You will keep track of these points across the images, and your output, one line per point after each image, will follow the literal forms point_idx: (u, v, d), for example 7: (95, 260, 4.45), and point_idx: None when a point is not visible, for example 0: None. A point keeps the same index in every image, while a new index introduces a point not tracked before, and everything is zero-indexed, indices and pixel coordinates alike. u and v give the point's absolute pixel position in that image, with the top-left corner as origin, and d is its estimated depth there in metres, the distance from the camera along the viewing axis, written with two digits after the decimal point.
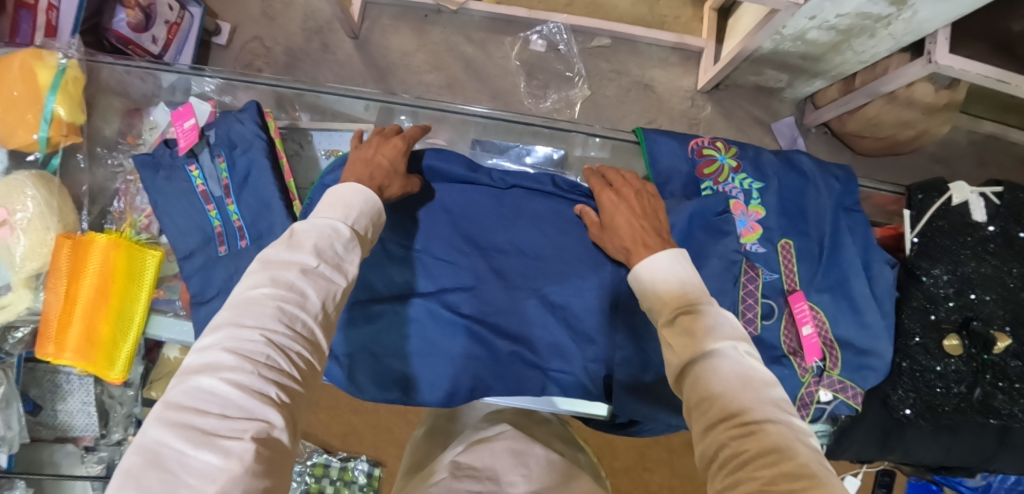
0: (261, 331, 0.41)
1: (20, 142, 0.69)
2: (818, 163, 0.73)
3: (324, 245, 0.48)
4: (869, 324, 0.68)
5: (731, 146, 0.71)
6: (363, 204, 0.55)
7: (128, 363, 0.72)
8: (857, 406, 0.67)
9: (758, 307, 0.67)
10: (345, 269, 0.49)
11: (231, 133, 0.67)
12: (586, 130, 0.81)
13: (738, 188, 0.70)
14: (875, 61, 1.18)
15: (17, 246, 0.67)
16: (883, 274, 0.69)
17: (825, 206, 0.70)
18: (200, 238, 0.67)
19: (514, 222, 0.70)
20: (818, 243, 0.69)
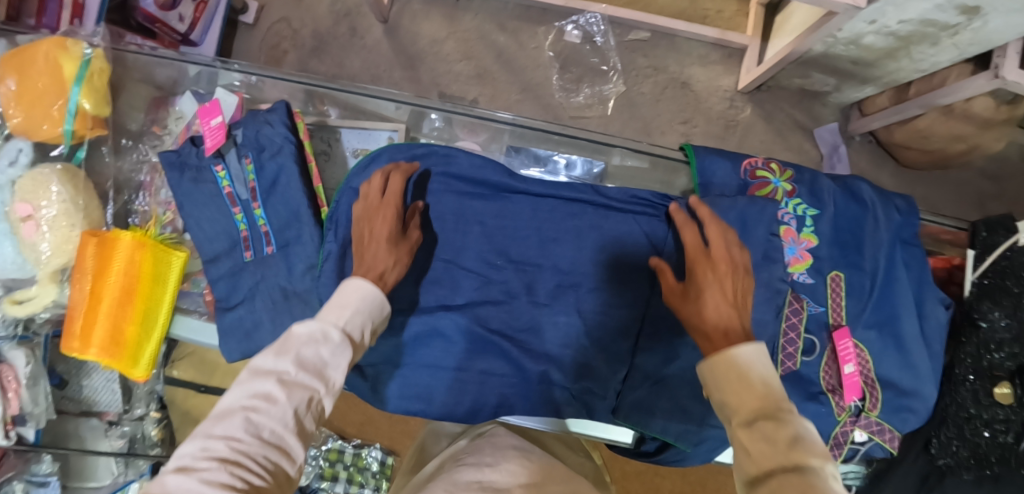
0: (225, 444, 0.38)
1: (45, 136, 0.67)
2: (879, 192, 0.67)
3: (308, 350, 0.44)
4: (915, 366, 0.63)
5: (787, 169, 0.66)
6: (359, 302, 0.50)
7: (153, 361, 0.72)
8: (893, 450, 0.65)
9: (800, 343, 0.62)
10: (331, 376, 0.45)
11: (259, 135, 0.64)
12: (629, 144, 0.78)
13: (792, 214, 0.64)
14: (933, 70, 1.11)
15: (42, 244, 0.65)
16: (935, 314, 0.65)
17: (883, 239, 0.64)
18: (226, 243, 0.65)
19: (551, 238, 0.64)
20: (870, 278, 0.64)
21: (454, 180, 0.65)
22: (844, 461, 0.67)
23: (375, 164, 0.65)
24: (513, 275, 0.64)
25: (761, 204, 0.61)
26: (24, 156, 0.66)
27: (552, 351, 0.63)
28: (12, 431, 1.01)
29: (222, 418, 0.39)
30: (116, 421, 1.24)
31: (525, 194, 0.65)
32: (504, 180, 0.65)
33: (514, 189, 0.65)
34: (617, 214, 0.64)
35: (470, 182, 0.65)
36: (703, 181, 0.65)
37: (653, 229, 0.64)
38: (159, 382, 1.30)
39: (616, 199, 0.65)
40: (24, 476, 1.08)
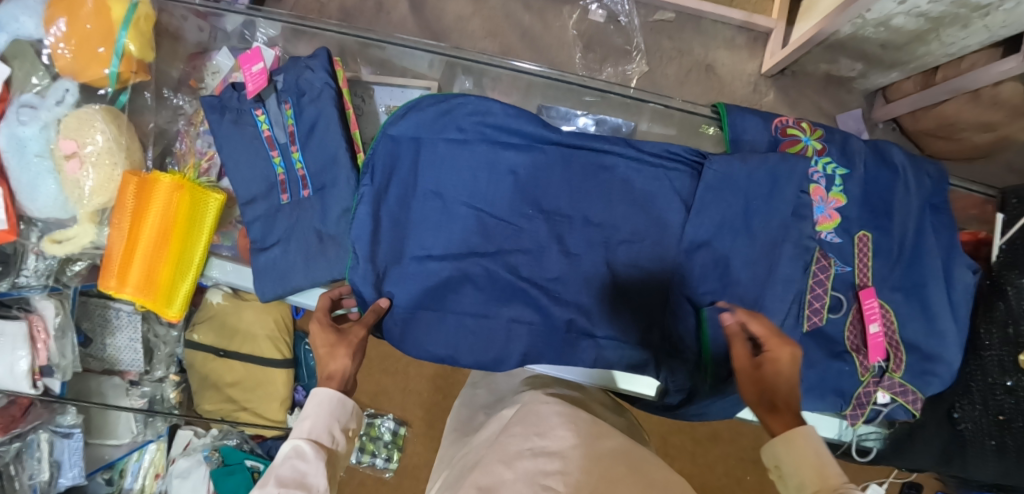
0: None
1: (91, 76, 0.69)
2: (912, 157, 0.66)
3: (284, 472, 0.51)
4: (941, 331, 0.63)
5: (818, 129, 0.66)
6: (320, 409, 0.57)
7: (186, 302, 0.74)
8: (916, 411, 0.65)
9: (826, 299, 0.63)
10: (311, 483, 0.51)
11: (300, 80, 0.66)
12: (660, 101, 0.80)
13: (821, 173, 0.64)
14: (962, 54, 1.09)
15: (86, 181, 0.67)
16: (963, 279, 0.64)
17: (913, 203, 0.64)
18: (264, 185, 0.67)
19: (582, 189, 0.65)
20: (900, 241, 0.63)
21: (489, 130, 0.65)
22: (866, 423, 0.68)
23: (414, 112, 0.65)
24: (541, 225, 0.65)
25: (792, 161, 0.61)
26: (71, 96, 0.69)
27: (581, 301, 0.64)
28: (39, 381, 1.03)
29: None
30: (137, 381, 1.30)
31: (559, 146, 0.65)
32: (539, 131, 0.65)
33: (547, 141, 0.65)
34: (647, 168, 0.65)
35: (505, 131, 0.65)
36: (734, 138, 0.66)
37: (681, 184, 0.64)
38: (179, 345, 1.36)
39: (647, 153, 0.65)
40: (49, 426, 1.10)
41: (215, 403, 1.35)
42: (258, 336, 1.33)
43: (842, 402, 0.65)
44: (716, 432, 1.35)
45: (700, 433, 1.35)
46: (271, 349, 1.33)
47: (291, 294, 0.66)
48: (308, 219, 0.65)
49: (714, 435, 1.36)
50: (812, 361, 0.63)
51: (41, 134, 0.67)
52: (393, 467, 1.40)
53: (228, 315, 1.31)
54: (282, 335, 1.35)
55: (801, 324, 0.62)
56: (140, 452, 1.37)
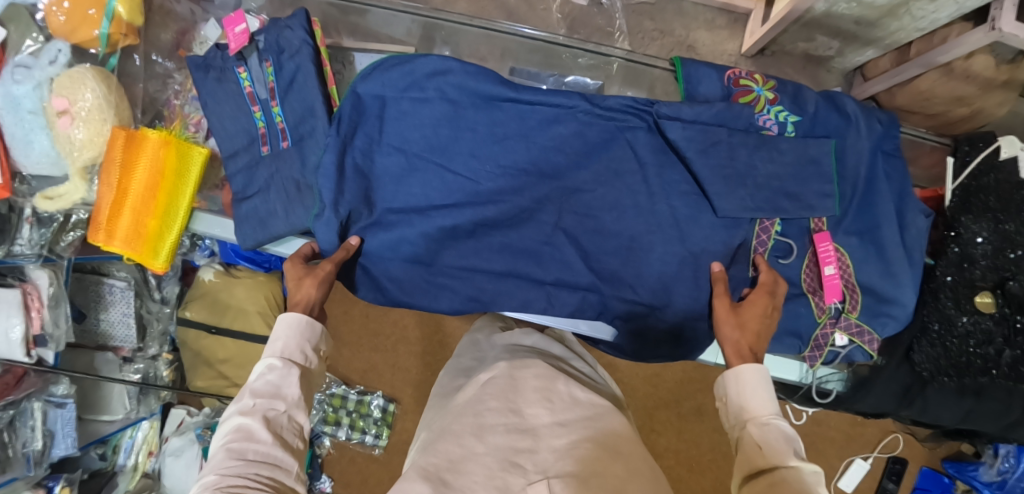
0: (218, 469, 0.52)
1: (81, 38, 0.72)
2: (862, 106, 0.69)
3: (258, 385, 0.58)
4: (895, 273, 0.66)
5: (770, 80, 0.69)
6: (291, 331, 0.62)
7: (171, 256, 0.77)
8: (873, 352, 0.68)
9: (770, 244, 0.68)
10: (284, 393, 0.59)
11: (280, 38, 0.70)
12: (624, 54, 0.87)
13: (773, 120, 0.68)
14: (934, 29, 1.12)
15: (76, 136, 0.70)
16: (916, 223, 0.67)
17: (863, 147, 0.67)
18: (245, 139, 0.72)
19: (537, 142, 0.69)
20: (851, 186, 0.67)
21: (450, 88, 0.68)
22: (825, 365, 0.71)
23: (380, 72, 0.68)
24: (509, 179, 0.69)
25: (736, 109, 0.67)
26: (63, 56, 0.71)
27: None
28: (34, 351, 1.06)
29: (214, 456, 0.54)
30: (130, 357, 1.34)
31: (516, 103, 0.68)
32: (497, 89, 0.68)
33: (503, 97, 0.68)
34: (605, 117, 0.68)
35: (463, 90, 0.68)
36: (689, 89, 0.70)
37: (635, 139, 0.69)
38: (172, 323, 1.38)
39: (603, 107, 0.68)
40: (42, 396, 1.12)
41: (207, 379, 1.38)
42: (249, 312, 1.35)
43: (800, 344, 0.69)
44: (702, 406, 1.37)
45: (686, 408, 1.37)
46: (262, 324, 1.35)
47: (271, 242, 0.71)
48: (288, 169, 0.69)
49: (699, 410, 1.37)
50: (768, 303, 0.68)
51: (34, 92, 0.70)
52: (383, 444, 1.41)
53: (220, 292, 1.34)
54: (272, 312, 1.36)
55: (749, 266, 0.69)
56: (134, 428, 1.39)
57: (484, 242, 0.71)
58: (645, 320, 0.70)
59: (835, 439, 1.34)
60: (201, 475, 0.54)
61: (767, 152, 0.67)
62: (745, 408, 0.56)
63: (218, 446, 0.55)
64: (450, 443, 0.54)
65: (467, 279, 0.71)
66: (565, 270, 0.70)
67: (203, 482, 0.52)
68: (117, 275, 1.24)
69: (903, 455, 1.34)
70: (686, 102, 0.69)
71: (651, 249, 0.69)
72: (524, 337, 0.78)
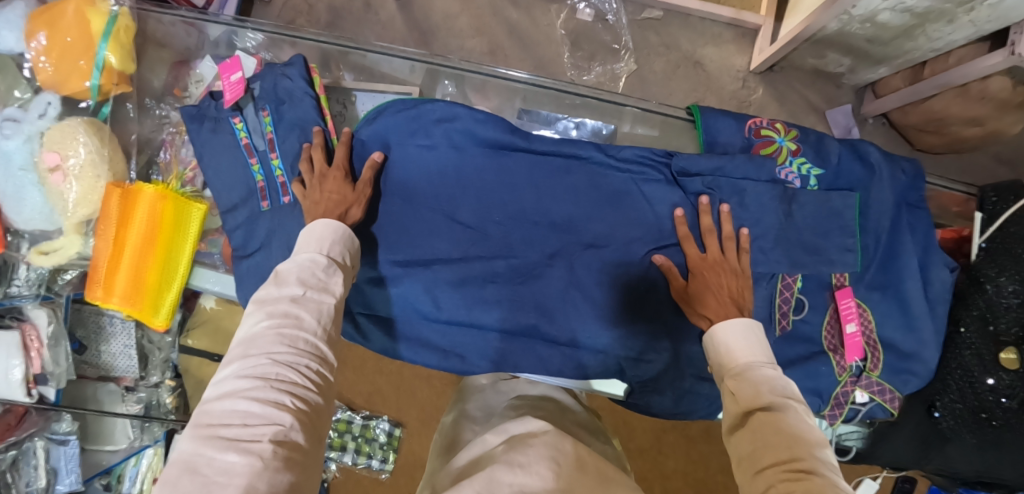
0: (266, 355, 0.46)
1: (73, 88, 0.69)
2: (886, 155, 0.67)
3: (307, 276, 0.52)
4: (917, 328, 0.65)
5: (792, 129, 0.68)
6: (337, 234, 0.57)
7: (171, 310, 0.75)
8: (893, 410, 0.67)
9: (793, 302, 0.66)
10: (332, 292, 0.53)
11: (277, 87, 0.69)
12: (639, 104, 0.79)
13: (795, 173, 0.67)
14: (949, 50, 1.09)
15: (70, 193, 0.68)
16: (941, 278, 0.65)
17: (888, 200, 0.65)
18: (244, 192, 0.71)
19: (547, 190, 0.68)
20: (874, 240, 0.65)
21: (457, 134, 0.68)
22: (845, 423, 0.70)
23: (384, 116, 0.68)
24: (523, 229, 0.68)
25: (758, 161, 0.65)
26: (52, 109, 0.68)
27: None
28: (35, 389, 1.03)
29: (253, 338, 0.47)
30: (132, 387, 1.28)
31: (528, 152, 0.68)
32: (508, 138, 0.68)
33: (515, 146, 0.68)
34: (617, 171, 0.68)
35: (474, 136, 0.68)
36: (709, 139, 0.69)
37: (652, 191, 0.67)
38: (174, 351, 1.29)
39: (618, 159, 0.68)
40: (45, 433, 1.10)
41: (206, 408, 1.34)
42: None
43: (820, 402, 0.67)
44: (710, 427, 1.35)
45: (694, 429, 1.36)
46: None
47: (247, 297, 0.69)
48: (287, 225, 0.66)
49: (707, 432, 1.36)
50: (782, 362, 0.66)
51: (25, 147, 0.68)
52: (389, 468, 1.40)
53: (222, 318, 1.31)
54: None
55: (772, 328, 0.65)
56: (137, 457, 1.34)
57: (494, 297, 0.67)
58: (658, 380, 0.68)
59: None
60: (234, 357, 0.46)
61: (789, 206, 0.65)
62: (723, 364, 0.55)
63: (257, 327, 0.48)
64: None
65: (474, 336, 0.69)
66: (575, 325, 0.67)
67: (244, 370, 0.45)
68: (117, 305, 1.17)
69: (913, 475, 1.33)
70: (704, 153, 0.68)
71: (663, 305, 0.67)
72: (531, 388, 0.77)
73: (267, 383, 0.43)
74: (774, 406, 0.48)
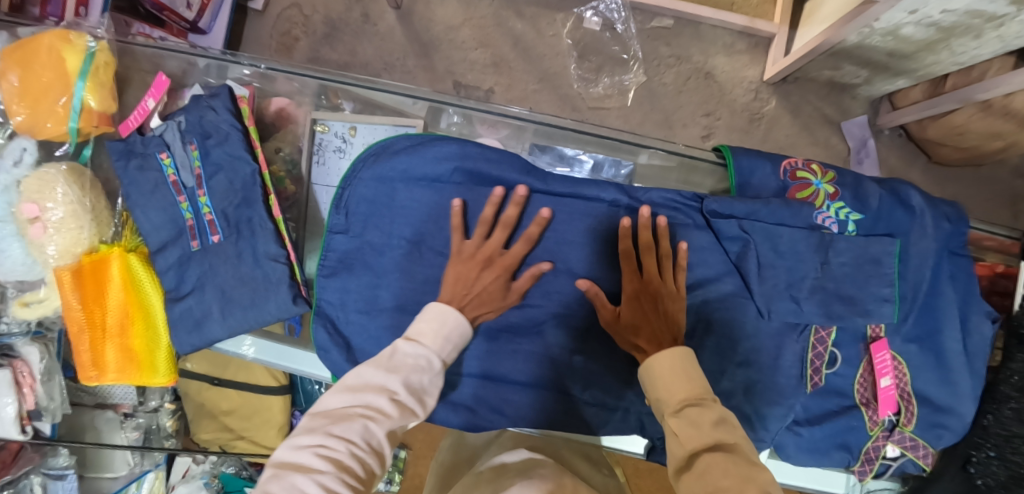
0: (346, 443, 0.40)
1: (50, 134, 0.66)
2: (928, 199, 0.59)
3: (416, 376, 0.46)
4: (955, 383, 0.58)
5: (829, 171, 0.61)
6: (453, 328, 0.50)
7: (171, 366, 0.71)
8: (926, 465, 0.61)
9: (826, 357, 0.58)
10: (426, 402, 0.47)
11: (204, 121, 0.64)
12: (659, 145, 0.73)
13: (833, 219, 0.58)
14: (973, 63, 1.04)
15: (49, 247, 0.63)
16: (980, 329, 0.59)
17: (930, 248, 0.57)
18: (171, 231, 0.64)
19: (569, 240, 0.58)
20: (913, 290, 0.57)
21: (462, 175, 0.59)
22: (876, 477, 0.64)
23: (388, 153, 0.60)
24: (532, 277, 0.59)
25: (795, 207, 0.57)
26: (28, 155, 0.65)
27: (569, 367, 0.61)
28: (28, 425, 0.96)
29: (343, 418, 0.42)
30: (131, 413, 1.23)
31: (545, 195, 0.58)
32: (522, 179, 0.58)
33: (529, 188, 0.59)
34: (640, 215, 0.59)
35: (483, 178, 0.59)
36: (739, 182, 0.61)
37: (690, 239, 0.57)
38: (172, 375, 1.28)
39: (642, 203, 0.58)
40: (41, 469, 1.07)
41: (211, 432, 1.32)
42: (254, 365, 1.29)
43: (849, 457, 0.61)
44: None
45: None
46: (266, 376, 1.28)
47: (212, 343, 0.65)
48: (278, 286, 0.61)
49: None
50: (812, 416, 0.61)
51: (3, 197, 0.64)
52: (394, 489, 1.39)
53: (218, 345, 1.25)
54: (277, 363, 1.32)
55: (804, 385, 0.58)
56: (138, 482, 1.29)
57: (508, 349, 0.61)
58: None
59: None
60: (313, 429, 0.42)
61: (822, 254, 0.56)
62: (661, 400, 0.46)
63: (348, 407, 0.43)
64: None
65: None
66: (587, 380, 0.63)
67: (321, 451, 0.39)
68: None
69: None
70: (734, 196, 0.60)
71: None
72: None
73: (335, 478, 0.38)
74: (722, 448, 0.40)
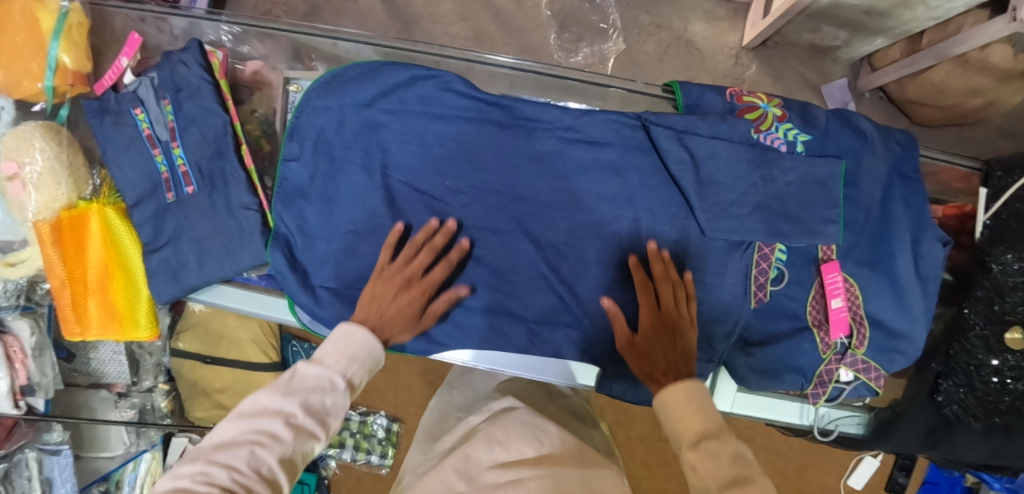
0: (230, 470, 0.41)
1: (26, 92, 0.67)
2: (878, 126, 0.62)
3: (315, 400, 0.47)
4: (910, 307, 0.60)
5: (774, 96, 0.62)
6: (358, 349, 0.51)
7: (153, 320, 0.72)
8: (878, 388, 0.63)
9: (770, 273, 0.60)
10: (330, 423, 0.48)
11: (175, 75, 0.65)
12: (620, 84, 0.73)
13: (782, 139, 0.60)
14: (949, 17, 1.04)
15: (29, 203, 0.65)
16: (933, 253, 0.60)
17: (879, 170, 0.59)
18: (147, 186, 0.66)
19: (519, 164, 0.62)
20: (864, 212, 0.59)
21: (411, 99, 0.62)
22: (828, 401, 0.66)
23: (339, 81, 0.63)
24: (481, 201, 0.62)
25: (731, 121, 0.59)
26: (6, 115, 0.66)
27: (535, 306, 0.62)
28: (21, 400, 0.96)
29: (230, 446, 0.43)
30: (125, 393, 1.24)
31: (491, 117, 0.62)
32: (468, 101, 0.61)
33: (479, 109, 0.61)
34: (583, 145, 0.61)
35: (431, 103, 0.62)
36: (689, 103, 0.62)
37: (637, 166, 0.60)
38: (165, 354, 1.30)
39: (593, 136, 0.61)
40: (36, 444, 1.08)
41: (205, 410, 1.33)
42: (243, 341, 1.31)
43: (803, 381, 0.62)
44: None
45: None
46: (257, 351, 1.31)
47: (191, 293, 0.66)
48: (250, 236, 0.63)
49: None
50: (764, 338, 0.62)
51: None
52: (389, 463, 1.40)
53: (212, 321, 1.31)
54: (267, 339, 1.33)
55: (748, 300, 0.60)
56: (134, 463, 1.28)
57: (479, 290, 0.62)
58: (630, 364, 0.62)
59: None
60: (206, 452, 0.43)
61: (768, 171, 0.58)
62: (678, 433, 0.46)
63: (243, 432, 0.44)
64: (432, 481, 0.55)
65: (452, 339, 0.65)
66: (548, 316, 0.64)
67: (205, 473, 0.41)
68: None
69: None
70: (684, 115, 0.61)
71: None
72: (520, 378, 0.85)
73: None
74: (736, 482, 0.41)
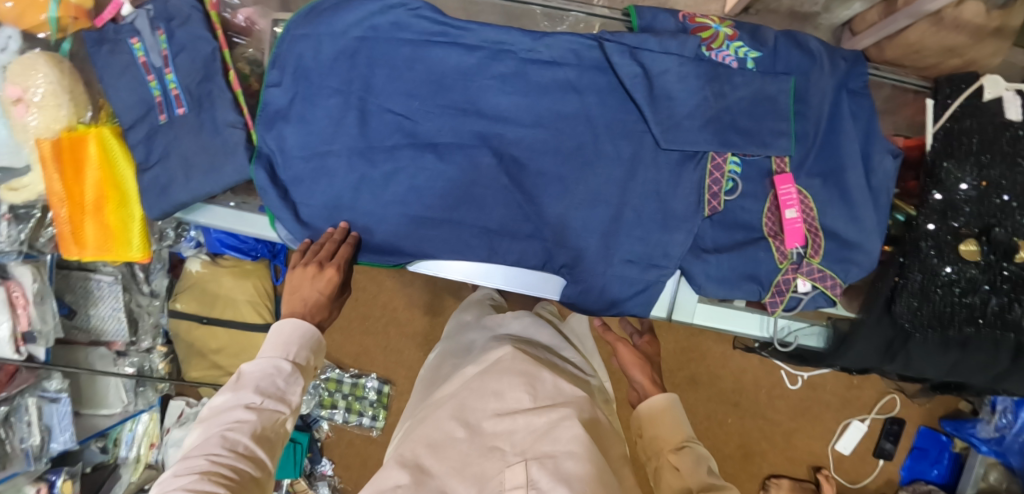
0: (207, 456, 0.49)
1: (29, 23, 0.72)
2: (826, 46, 0.65)
3: (266, 384, 0.56)
4: (861, 218, 0.62)
5: (727, 19, 0.66)
6: (293, 335, 0.60)
7: (145, 242, 0.77)
8: (835, 297, 0.65)
9: (724, 183, 0.62)
10: (289, 399, 0.57)
11: (168, 5, 0.69)
12: (580, 8, 0.78)
13: (732, 56, 0.63)
14: None
15: (31, 123, 0.69)
16: (883, 164, 0.63)
17: (827, 85, 0.63)
18: (142, 109, 0.70)
19: (483, 84, 0.64)
20: (813, 125, 0.63)
21: (383, 25, 0.65)
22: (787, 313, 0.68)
23: (316, 14, 0.66)
24: (447, 120, 0.65)
25: (682, 38, 0.62)
26: (14, 43, 0.73)
27: (500, 219, 0.66)
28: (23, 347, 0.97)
29: (203, 442, 0.51)
30: (124, 352, 1.27)
31: (456, 38, 0.64)
32: (435, 24, 0.64)
33: (445, 31, 0.64)
34: (542, 65, 0.63)
35: (402, 28, 0.65)
36: (644, 25, 0.65)
37: (595, 83, 0.63)
38: (163, 315, 1.33)
39: (553, 54, 0.63)
40: (35, 391, 1.07)
41: (201, 370, 1.35)
42: (239, 302, 1.33)
43: (760, 289, 0.65)
44: (694, 375, 1.38)
45: (678, 376, 1.39)
46: (253, 313, 1.32)
47: (179, 210, 0.70)
48: (231, 153, 0.66)
49: (692, 380, 1.39)
50: (721, 247, 0.64)
51: None
52: (380, 425, 1.43)
53: (208, 282, 1.31)
54: (262, 301, 1.34)
55: (701, 210, 0.62)
56: (133, 421, 1.32)
57: (448, 203, 0.66)
58: (590, 274, 0.65)
59: (831, 402, 1.39)
60: (190, 455, 0.51)
61: (719, 85, 0.61)
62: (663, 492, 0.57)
63: (211, 431, 0.52)
64: (427, 432, 0.57)
65: (422, 253, 0.68)
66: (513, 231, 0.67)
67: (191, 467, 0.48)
68: (105, 269, 1.16)
69: (900, 415, 1.37)
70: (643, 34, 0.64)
71: None
72: (513, 322, 0.80)
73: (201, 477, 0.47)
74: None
